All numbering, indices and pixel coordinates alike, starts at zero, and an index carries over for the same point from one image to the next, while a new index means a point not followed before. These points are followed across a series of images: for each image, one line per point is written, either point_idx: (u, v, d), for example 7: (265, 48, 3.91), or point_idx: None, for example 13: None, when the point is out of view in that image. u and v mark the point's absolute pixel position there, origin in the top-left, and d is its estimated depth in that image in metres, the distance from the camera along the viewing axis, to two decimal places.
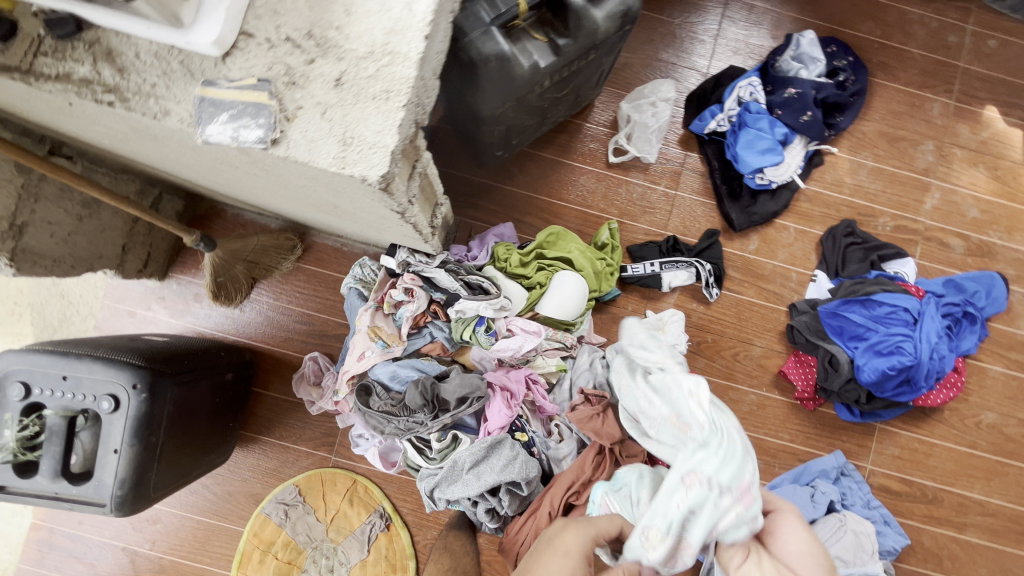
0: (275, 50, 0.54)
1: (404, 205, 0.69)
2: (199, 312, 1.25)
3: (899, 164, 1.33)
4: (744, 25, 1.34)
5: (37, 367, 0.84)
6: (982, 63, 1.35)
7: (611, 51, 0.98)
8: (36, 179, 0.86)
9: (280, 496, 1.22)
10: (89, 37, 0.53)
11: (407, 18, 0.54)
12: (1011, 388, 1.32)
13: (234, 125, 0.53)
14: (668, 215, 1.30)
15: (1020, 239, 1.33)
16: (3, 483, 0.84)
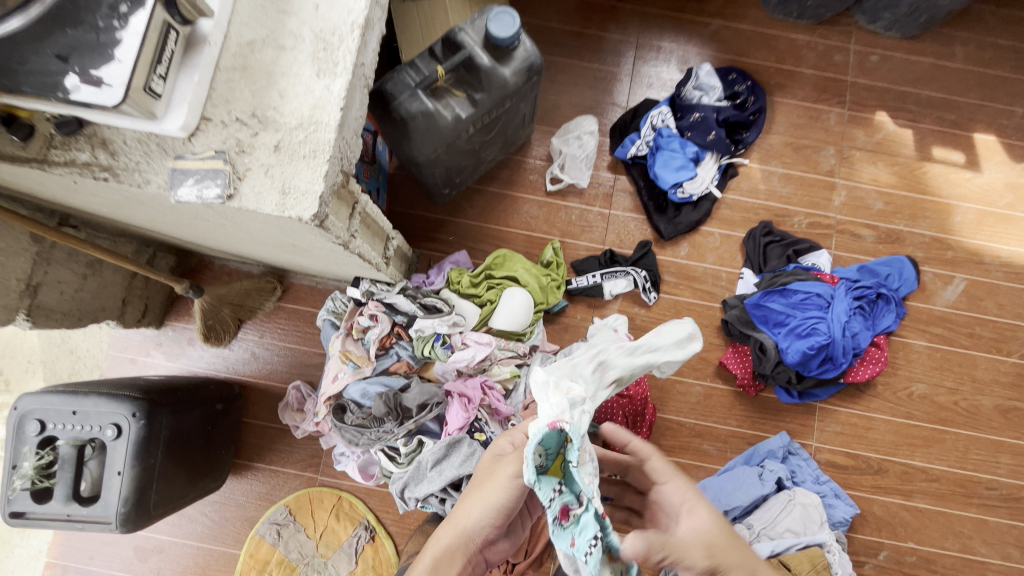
0: (228, 128, 0.71)
1: (346, 238, 0.85)
2: (193, 354, 1.40)
3: (806, 168, 1.50)
4: (655, 63, 1.54)
5: (51, 406, 0.98)
6: (867, 75, 1.54)
7: (526, 98, 1.17)
8: (48, 246, 1.03)
9: (272, 517, 1.33)
10: (88, 132, 0.70)
11: (327, 96, 0.72)
12: (937, 360, 1.43)
13: (199, 187, 0.69)
14: (604, 231, 1.46)
15: (923, 224, 1.48)
16: (22, 510, 0.97)
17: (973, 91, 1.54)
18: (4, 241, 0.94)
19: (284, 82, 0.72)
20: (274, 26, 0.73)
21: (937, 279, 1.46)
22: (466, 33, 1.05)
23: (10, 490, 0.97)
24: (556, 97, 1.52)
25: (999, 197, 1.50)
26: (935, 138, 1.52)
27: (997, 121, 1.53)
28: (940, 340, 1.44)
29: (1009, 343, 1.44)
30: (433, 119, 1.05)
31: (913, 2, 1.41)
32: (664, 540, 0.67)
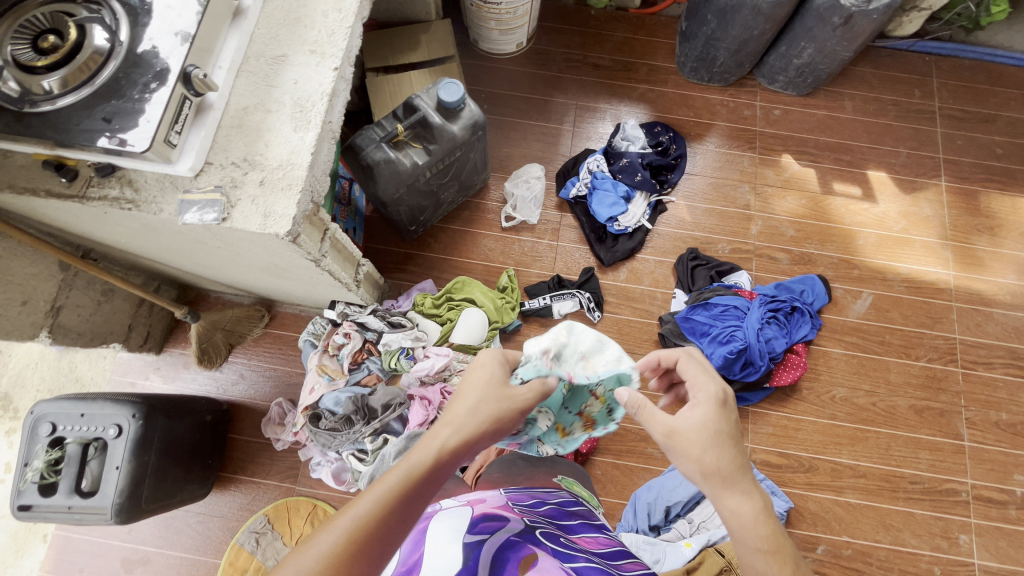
0: (225, 170, 0.93)
1: (317, 257, 1.06)
2: (188, 376, 1.56)
3: (726, 203, 1.74)
4: (593, 120, 1.83)
5: (63, 410, 1.15)
6: (773, 126, 1.83)
7: (475, 148, 1.42)
8: (72, 275, 1.23)
9: (252, 526, 1.43)
10: (118, 175, 0.93)
11: (301, 145, 0.95)
12: (854, 365, 1.61)
13: (201, 213, 0.91)
14: (553, 260, 1.68)
15: (830, 247, 1.70)
16: (30, 503, 1.10)
17: (863, 136, 1.82)
18: (38, 268, 1.14)
19: (269, 136, 0.96)
20: (263, 96, 0.98)
21: (847, 294, 1.66)
22: (422, 99, 1.32)
23: (21, 483, 1.11)
24: (509, 149, 1.79)
25: (895, 223, 1.73)
26: (835, 175, 1.78)
27: (887, 160, 1.80)
28: (855, 348, 1.62)
29: (917, 348, 1.62)
30: (395, 165, 1.29)
31: (798, 67, 1.71)
32: (653, 415, 0.76)
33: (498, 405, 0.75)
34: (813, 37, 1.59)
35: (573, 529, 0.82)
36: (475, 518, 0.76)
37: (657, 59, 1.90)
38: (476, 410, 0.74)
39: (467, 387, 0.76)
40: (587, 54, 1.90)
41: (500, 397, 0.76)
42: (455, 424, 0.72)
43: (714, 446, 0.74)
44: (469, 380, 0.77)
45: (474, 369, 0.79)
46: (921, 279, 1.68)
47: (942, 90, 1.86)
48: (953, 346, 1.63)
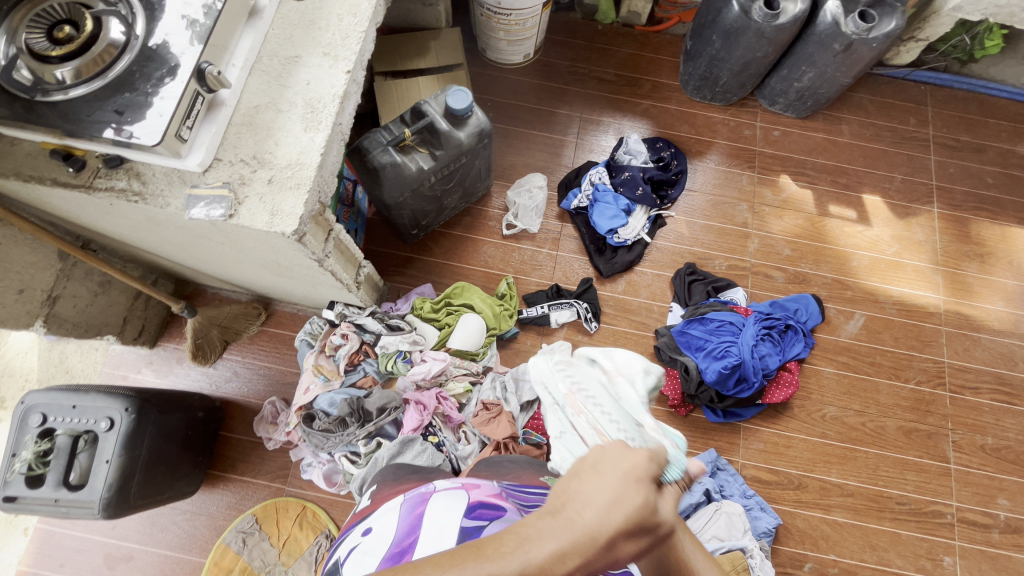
0: (234, 167, 0.94)
1: (320, 257, 1.06)
2: (180, 371, 1.55)
3: (724, 220, 1.77)
4: (597, 133, 1.86)
5: (55, 401, 1.13)
6: (772, 146, 1.86)
7: (480, 156, 1.44)
8: (71, 264, 1.23)
9: (239, 525, 1.42)
10: (127, 167, 0.93)
11: (311, 146, 0.96)
12: (844, 385, 1.63)
13: (208, 208, 0.91)
14: (552, 269, 1.70)
15: (825, 268, 1.73)
16: (16, 495, 1.09)
17: (859, 160, 1.86)
18: (37, 256, 1.14)
19: (279, 135, 0.96)
20: (275, 96, 0.99)
21: (840, 314, 1.69)
22: (430, 105, 1.33)
23: (8, 473, 1.09)
24: (513, 158, 1.81)
25: (888, 246, 1.76)
26: (831, 197, 1.81)
27: (881, 185, 1.83)
28: (846, 367, 1.64)
29: (906, 370, 1.65)
30: (401, 169, 1.30)
31: (798, 90, 1.75)
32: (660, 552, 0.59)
33: (637, 541, 0.55)
34: (814, 62, 1.63)
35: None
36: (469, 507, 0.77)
37: (661, 76, 1.93)
38: (612, 533, 0.53)
39: (610, 487, 0.56)
40: (592, 68, 1.93)
41: (639, 526, 0.55)
42: (577, 533, 0.52)
43: None
44: (607, 474, 0.57)
45: (623, 461, 0.58)
46: (912, 302, 1.71)
47: (936, 119, 1.91)
48: (942, 369, 1.66)
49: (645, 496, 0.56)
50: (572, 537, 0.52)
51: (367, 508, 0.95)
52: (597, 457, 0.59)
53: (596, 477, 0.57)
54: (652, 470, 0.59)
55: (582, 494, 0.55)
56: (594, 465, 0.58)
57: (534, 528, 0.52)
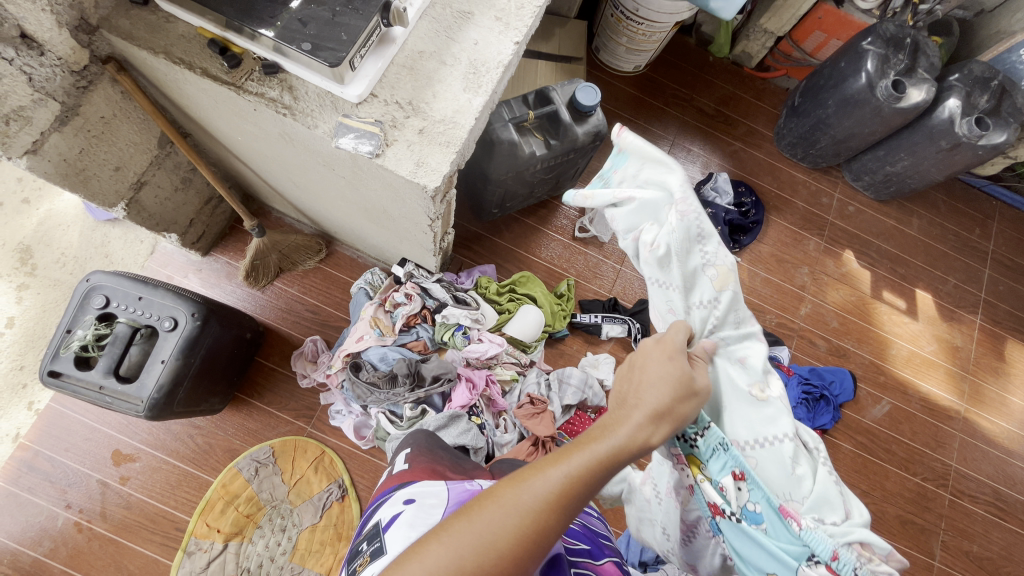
0: (388, 107, 0.91)
1: (434, 217, 1.03)
2: (228, 287, 1.52)
3: (783, 278, 1.80)
4: (684, 161, 1.86)
5: (121, 287, 1.09)
6: (844, 220, 1.90)
7: (585, 154, 1.43)
8: (166, 154, 1.18)
9: (254, 454, 1.40)
10: (282, 77, 0.90)
11: (467, 106, 0.93)
12: (858, 464, 1.67)
13: (356, 141, 0.88)
14: (613, 282, 1.70)
15: (866, 348, 1.78)
16: (61, 371, 1.05)
17: (920, 256, 1.90)
18: (141, 137, 1.09)
19: (438, 87, 0.94)
20: (441, 47, 0.96)
21: (869, 396, 1.73)
22: (557, 94, 1.32)
23: (62, 348, 1.05)
24: (599, 163, 1.81)
25: (927, 343, 1.82)
26: (887, 284, 1.85)
27: (935, 284, 1.88)
28: (863, 448, 1.68)
29: (916, 464, 1.69)
30: (516, 149, 1.28)
31: (887, 174, 1.78)
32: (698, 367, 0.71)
33: (683, 403, 0.67)
34: (914, 151, 1.66)
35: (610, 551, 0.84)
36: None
37: (757, 123, 1.95)
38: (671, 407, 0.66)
39: (664, 372, 0.67)
40: (694, 97, 1.93)
41: (681, 364, 0.69)
42: (647, 408, 0.65)
43: (669, 370, 0.68)
44: (669, 361, 0.69)
45: (666, 362, 0.69)
46: (936, 402, 1.76)
47: (999, 236, 1.97)
48: (948, 472, 1.71)
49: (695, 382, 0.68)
50: (644, 413, 0.65)
51: (406, 476, 0.90)
52: (651, 352, 0.70)
53: (647, 370, 0.68)
54: (678, 346, 0.71)
55: (639, 382, 0.68)
56: (631, 362, 0.71)
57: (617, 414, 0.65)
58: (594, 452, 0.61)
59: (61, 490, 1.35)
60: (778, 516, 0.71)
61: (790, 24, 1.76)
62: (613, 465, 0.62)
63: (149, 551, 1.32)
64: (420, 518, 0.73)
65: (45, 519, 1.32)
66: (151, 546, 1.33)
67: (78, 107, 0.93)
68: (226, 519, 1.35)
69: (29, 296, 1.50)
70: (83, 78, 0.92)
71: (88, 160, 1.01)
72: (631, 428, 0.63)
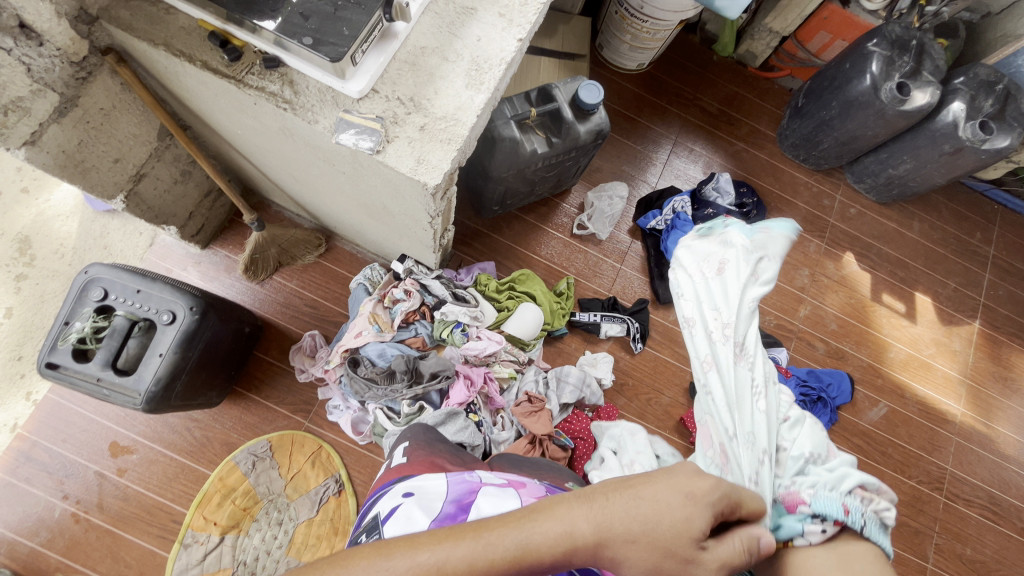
0: (389, 103, 0.90)
1: (434, 215, 1.03)
2: (226, 281, 1.52)
3: (783, 280, 1.79)
4: (686, 160, 1.85)
5: (119, 280, 1.09)
6: (845, 222, 1.89)
7: (587, 153, 1.42)
8: (165, 146, 1.17)
9: (252, 447, 1.40)
10: (282, 71, 0.89)
11: (469, 103, 0.92)
12: (854, 467, 1.67)
13: (357, 137, 0.88)
14: (612, 281, 1.70)
15: (864, 351, 1.78)
16: (59, 363, 1.05)
17: (921, 259, 1.90)
18: (140, 129, 1.08)
19: (440, 84, 0.93)
20: (443, 43, 0.95)
21: (866, 399, 1.74)
22: (560, 91, 1.31)
23: (59, 340, 1.05)
24: (600, 162, 1.80)
25: (925, 347, 1.82)
26: (886, 287, 1.85)
27: (935, 288, 1.88)
28: (859, 450, 1.68)
29: (911, 467, 1.70)
30: (518, 147, 1.27)
31: (890, 177, 1.78)
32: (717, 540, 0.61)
33: (641, 550, 0.56)
34: (917, 154, 1.65)
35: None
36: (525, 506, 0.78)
37: (760, 123, 1.94)
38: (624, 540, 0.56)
39: (651, 503, 0.58)
40: (697, 96, 1.92)
41: (687, 518, 0.58)
42: (593, 525, 0.56)
43: (668, 509, 0.58)
44: (675, 506, 0.58)
45: (674, 502, 0.59)
46: (933, 406, 1.77)
47: (1000, 241, 1.97)
48: (944, 475, 1.71)
49: (687, 524, 0.58)
50: (585, 526, 0.56)
51: (405, 469, 0.91)
52: (665, 478, 0.61)
53: (648, 493, 0.59)
54: (711, 500, 0.61)
55: (619, 493, 0.60)
56: (642, 479, 0.61)
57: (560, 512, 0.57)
58: (488, 551, 0.52)
59: (58, 480, 1.35)
60: (782, 506, 0.81)
61: (795, 24, 1.75)
62: (509, 568, 0.53)
63: (146, 543, 1.33)
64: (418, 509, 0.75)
65: (42, 510, 1.33)
66: (148, 538, 1.33)
67: (77, 98, 0.93)
68: (223, 512, 1.35)
69: (28, 286, 1.50)
70: (82, 69, 0.91)
71: (87, 152, 1.00)
72: (562, 529, 0.55)
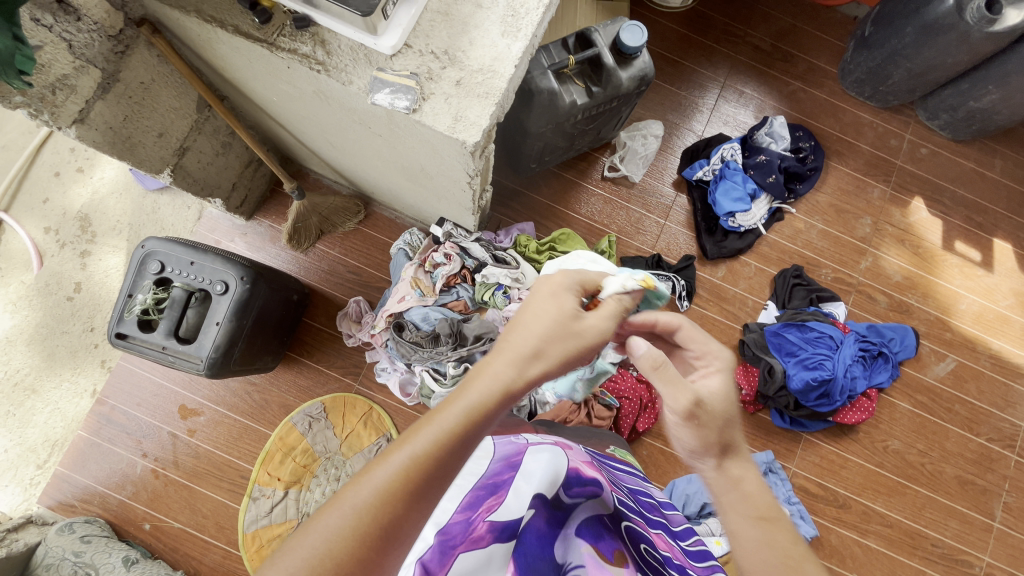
0: (423, 58, 0.86)
1: (471, 175, 0.99)
2: (271, 250, 1.55)
3: (843, 230, 1.67)
4: (735, 105, 1.72)
5: (174, 253, 1.12)
6: (914, 164, 1.73)
7: (629, 100, 1.34)
8: (204, 117, 1.17)
9: (307, 409, 1.47)
10: (313, 31, 0.86)
11: (506, 53, 0.87)
12: (915, 424, 1.59)
13: (392, 96, 0.84)
14: (656, 238, 1.63)
15: (932, 304, 1.66)
16: (127, 333, 1.11)
17: (1001, 202, 1.73)
18: (180, 102, 1.09)
19: (475, 34, 0.87)
20: None
21: (932, 354, 1.63)
22: (599, 35, 1.22)
23: (125, 312, 1.11)
24: (642, 111, 1.70)
25: (1002, 298, 1.68)
26: (960, 233, 1.70)
27: (1016, 233, 1.72)
28: (921, 407, 1.60)
29: (980, 425, 1.61)
30: (556, 99, 1.20)
31: (970, 110, 1.60)
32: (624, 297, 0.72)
33: (563, 345, 0.64)
34: (1005, 83, 1.48)
35: (653, 520, 0.83)
36: (571, 474, 0.75)
37: (819, 58, 1.77)
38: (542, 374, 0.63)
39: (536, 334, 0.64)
40: (748, 32, 1.76)
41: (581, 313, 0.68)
42: (514, 378, 0.62)
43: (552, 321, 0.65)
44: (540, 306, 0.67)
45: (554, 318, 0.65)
46: (1008, 360, 1.65)
47: None
48: (1016, 433, 1.61)
49: (578, 325, 0.66)
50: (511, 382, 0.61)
51: None
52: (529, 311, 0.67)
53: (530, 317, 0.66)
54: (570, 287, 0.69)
55: (513, 346, 0.64)
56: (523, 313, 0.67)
57: (492, 365, 0.62)
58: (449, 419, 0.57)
59: (137, 440, 1.46)
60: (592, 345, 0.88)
61: None
62: (477, 427, 0.58)
63: (219, 496, 1.43)
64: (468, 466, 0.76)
65: (126, 466, 1.45)
66: (220, 491, 1.43)
67: (118, 72, 0.94)
68: (285, 468, 1.43)
69: (92, 262, 1.58)
70: (120, 43, 0.91)
71: (132, 127, 1.02)
72: (506, 376, 0.61)
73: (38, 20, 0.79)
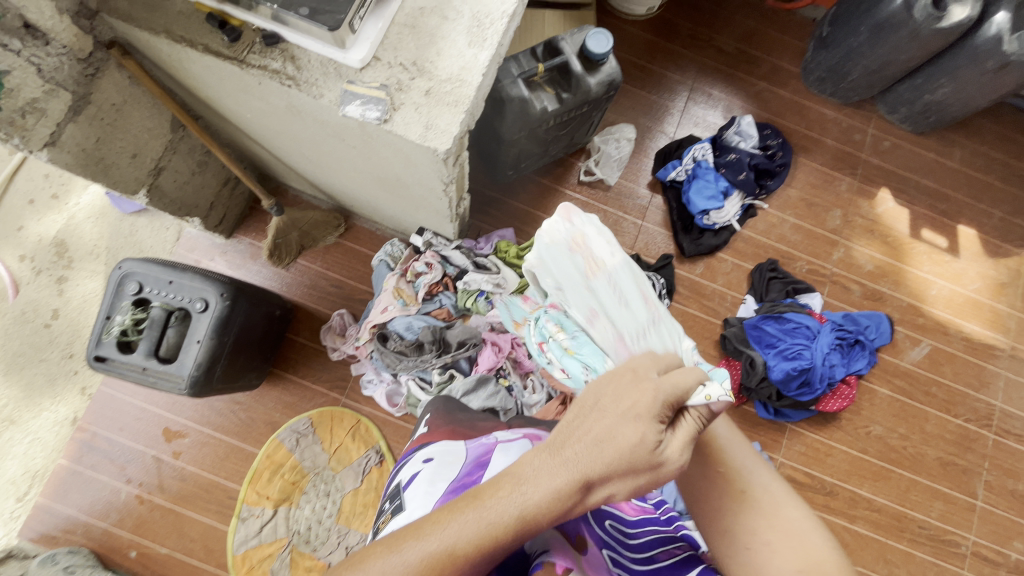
0: (391, 69, 0.88)
1: (446, 183, 1.01)
2: (252, 268, 1.55)
3: (814, 223, 1.72)
4: (704, 106, 1.77)
5: (151, 273, 1.12)
6: (878, 156, 1.79)
7: (599, 106, 1.38)
8: (178, 137, 1.18)
9: (294, 425, 1.46)
10: (283, 47, 0.87)
11: (473, 62, 0.89)
12: (895, 408, 1.63)
13: (363, 107, 0.86)
14: (634, 238, 1.67)
15: (904, 291, 1.70)
16: (106, 356, 1.10)
17: (963, 189, 1.79)
18: (154, 123, 1.09)
19: (442, 44, 0.90)
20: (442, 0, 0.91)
21: (908, 339, 1.67)
22: (566, 43, 1.25)
23: (103, 334, 1.10)
24: (614, 116, 1.74)
25: (970, 282, 1.73)
26: (926, 221, 1.76)
27: (979, 219, 1.78)
28: (900, 391, 1.64)
29: (958, 406, 1.65)
30: (528, 106, 1.23)
31: (926, 103, 1.67)
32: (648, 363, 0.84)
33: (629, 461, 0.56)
34: (956, 76, 1.55)
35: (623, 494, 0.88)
36: None
37: (782, 59, 1.83)
38: (606, 471, 0.56)
39: (605, 422, 0.58)
40: (713, 36, 1.82)
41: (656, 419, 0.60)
42: (575, 472, 0.55)
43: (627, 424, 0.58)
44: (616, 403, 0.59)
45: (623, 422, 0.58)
46: (979, 341, 1.70)
47: None
48: (992, 412, 1.66)
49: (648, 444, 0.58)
50: (574, 479, 0.54)
51: (426, 438, 0.92)
52: (600, 396, 0.60)
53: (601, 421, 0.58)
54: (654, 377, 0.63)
55: (587, 436, 0.57)
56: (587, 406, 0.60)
57: (547, 462, 0.56)
58: (484, 517, 0.52)
59: (120, 466, 1.44)
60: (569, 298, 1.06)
61: None
62: (512, 534, 0.53)
63: (207, 518, 1.41)
64: (440, 474, 0.76)
65: (109, 493, 1.42)
66: (208, 514, 1.41)
67: (89, 95, 0.94)
68: (274, 486, 1.42)
69: (70, 288, 1.56)
70: (89, 65, 0.92)
71: (105, 149, 1.02)
72: (555, 490, 0.54)
73: (4, 45, 0.80)
